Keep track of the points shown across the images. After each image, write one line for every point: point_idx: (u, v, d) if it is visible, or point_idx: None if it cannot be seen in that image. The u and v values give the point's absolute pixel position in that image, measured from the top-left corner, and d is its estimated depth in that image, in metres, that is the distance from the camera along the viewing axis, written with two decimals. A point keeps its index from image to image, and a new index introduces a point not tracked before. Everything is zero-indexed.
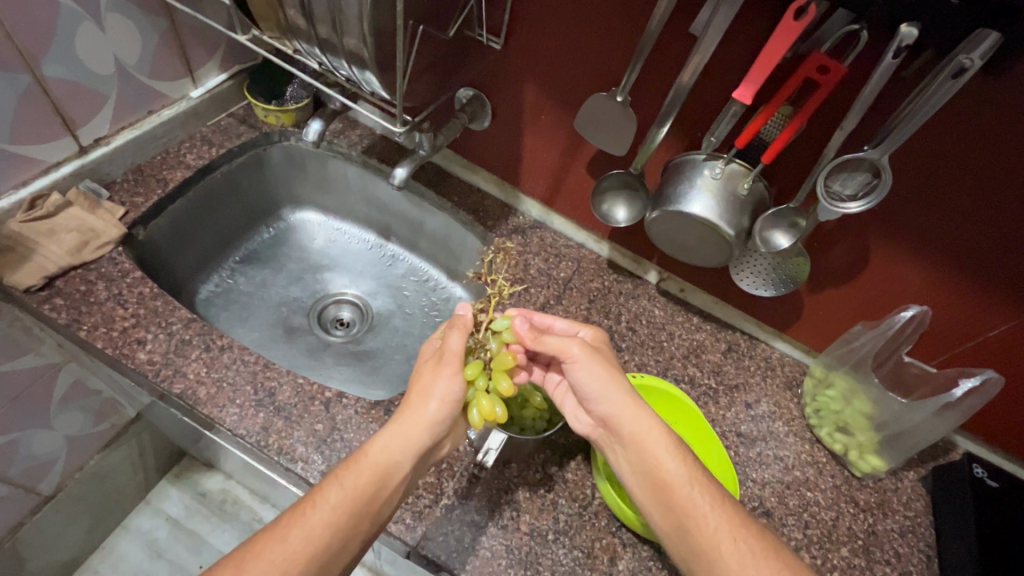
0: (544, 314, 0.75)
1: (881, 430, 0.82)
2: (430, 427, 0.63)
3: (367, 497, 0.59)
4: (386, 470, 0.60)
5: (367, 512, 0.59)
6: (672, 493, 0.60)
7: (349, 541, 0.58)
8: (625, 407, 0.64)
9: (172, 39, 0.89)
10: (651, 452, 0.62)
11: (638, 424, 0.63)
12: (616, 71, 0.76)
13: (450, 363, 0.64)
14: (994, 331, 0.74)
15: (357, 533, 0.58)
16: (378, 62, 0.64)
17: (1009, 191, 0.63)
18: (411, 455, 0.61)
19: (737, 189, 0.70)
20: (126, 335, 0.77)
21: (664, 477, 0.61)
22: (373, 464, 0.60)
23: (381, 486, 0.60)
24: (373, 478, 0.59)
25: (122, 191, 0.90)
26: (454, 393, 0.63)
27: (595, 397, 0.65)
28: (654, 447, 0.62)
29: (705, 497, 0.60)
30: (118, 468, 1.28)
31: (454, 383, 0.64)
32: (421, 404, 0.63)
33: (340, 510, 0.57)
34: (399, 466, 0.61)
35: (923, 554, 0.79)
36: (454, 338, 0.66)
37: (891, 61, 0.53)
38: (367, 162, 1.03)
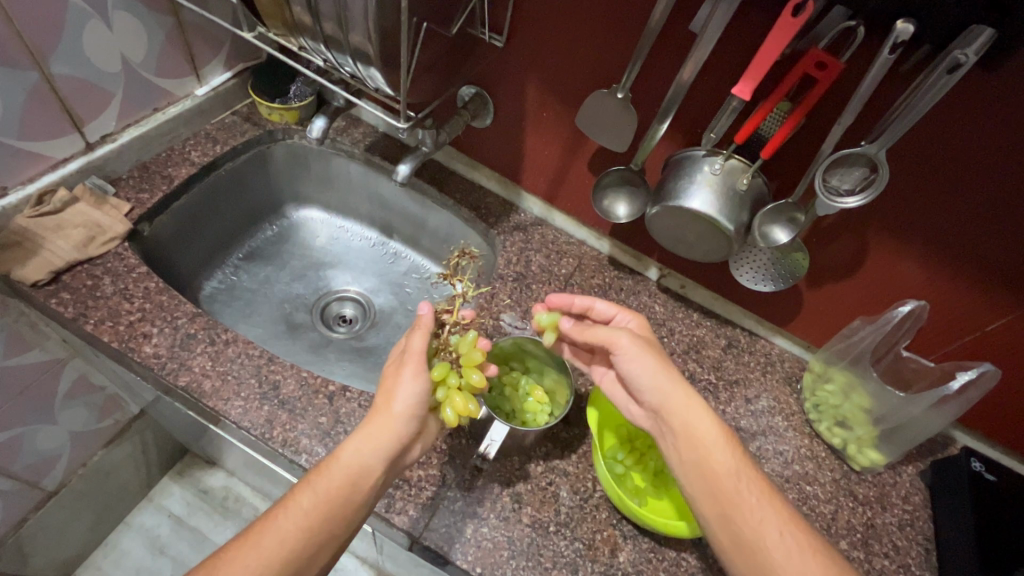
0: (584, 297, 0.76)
1: (880, 424, 0.82)
2: (395, 432, 0.63)
3: (339, 500, 0.60)
4: (356, 474, 0.61)
5: (340, 514, 0.60)
6: (723, 483, 0.62)
7: (325, 543, 0.60)
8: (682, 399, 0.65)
9: (178, 37, 0.90)
10: (704, 443, 0.63)
11: (693, 416, 0.65)
12: (617, 68, 0.77)
13: (411, 364, 0.65)
14: (992, 326, 0.75)
15: (331, 534, 0.60)
16: (382, 58, 0.65)
17: (1008, 186, 0.63)
18: (380, 458, 0.62)
19: (736, 184, 0.71)
20: (132, 329, 0.77)
21: (715, 466, 0.62)
22: (345, 467, 0.61)
23: (352, 489, 0.61)
24: (344, 482, 0.61)
25: (128, 187, 0.91)
26: (417, 393, 0.64)
27: (647, 388, 0.66)
28: (708, 439, 0.64)
29: (751, 489, 0.62)
30: (122, 464, 1.29)
31: (417, 383, 0.64)
32: (387, 407, 0.64)
33: (313, 511, 0.59)
34: (369, 470, 0.61)
35: (923, 547, 0.80)
36: (416, 338, 0.67)
37: (888, 57, 0.54)
38: (370, 160, 1.04)
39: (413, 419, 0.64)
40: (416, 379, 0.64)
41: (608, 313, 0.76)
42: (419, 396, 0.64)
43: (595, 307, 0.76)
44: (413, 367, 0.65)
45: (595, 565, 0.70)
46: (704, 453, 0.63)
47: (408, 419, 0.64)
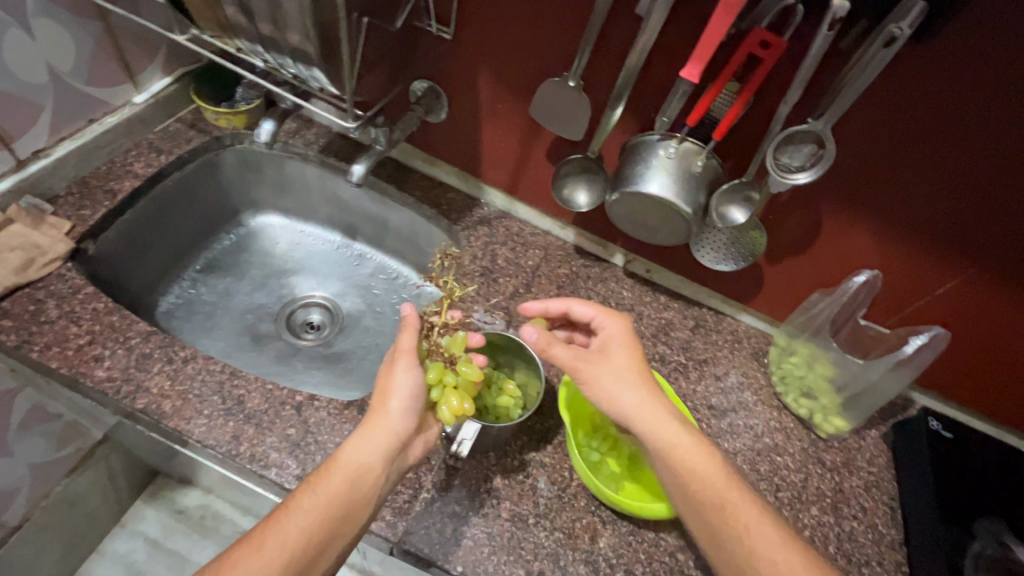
0: (560, 302, 0.78)
1: (842, 391, 0.86)
2: (392, 427, 0.64)
3: (342, 499, 0.60)
4: (357, 474, 0.61)
5: (343, 514, 0.60)
6: (710, 498, 0.62)
7: (326, 545, 0.59)
8: (645, 408, 0.65)
9: (109, 43, 0.86)
10: (679, 459, 0.63)
11: (664, 428, 0.64)
12: (567, 56, 0.76)
13: (404, 358, 0.66)
14: (941, 290, 0.78)
15: (334, 537, 0.59)
16: (324, 56, 0.62)
17: (960, 151, 0.65)
18: (381, 455, 0.63)
19: (691, 166, 0.71)
20: (81, 353, 0.74)
21: (694, 478, 0.62)
22: (345, 468, 0.61)
23: (355, 488, 0.61)
24: (345, 482, 0.61)
25: (67, 205, 0.86)
26: (412, 386, 0.65)
27: (632, 409, 0.65)
28: (686, 453, 0.64)
29: (747, 508, 0.62)
30: (90, 490, 1.24)
31: (411, 376, 0.66)
32: (383, 405, 0.65)
33: (315, 513, 0.59)
34: (371, 468, 0.62)
35: (887, 506, 0.83)
36: (405, 336, 0.68)
37: (827, 34, 0.55)
38: (326, 161, 1.01)
39: (413, 413, 0.66)
40: (412, 370, 0.66)
41: (587, 315, 0.75)
42: (418, 389, 0.66)
43: (572, 310, 0.76)
44: (407, 360, 0.66)
45: (576, 553, 0.71)
46: (682, 466, 0.63)
47: (407, 413, 0.65)
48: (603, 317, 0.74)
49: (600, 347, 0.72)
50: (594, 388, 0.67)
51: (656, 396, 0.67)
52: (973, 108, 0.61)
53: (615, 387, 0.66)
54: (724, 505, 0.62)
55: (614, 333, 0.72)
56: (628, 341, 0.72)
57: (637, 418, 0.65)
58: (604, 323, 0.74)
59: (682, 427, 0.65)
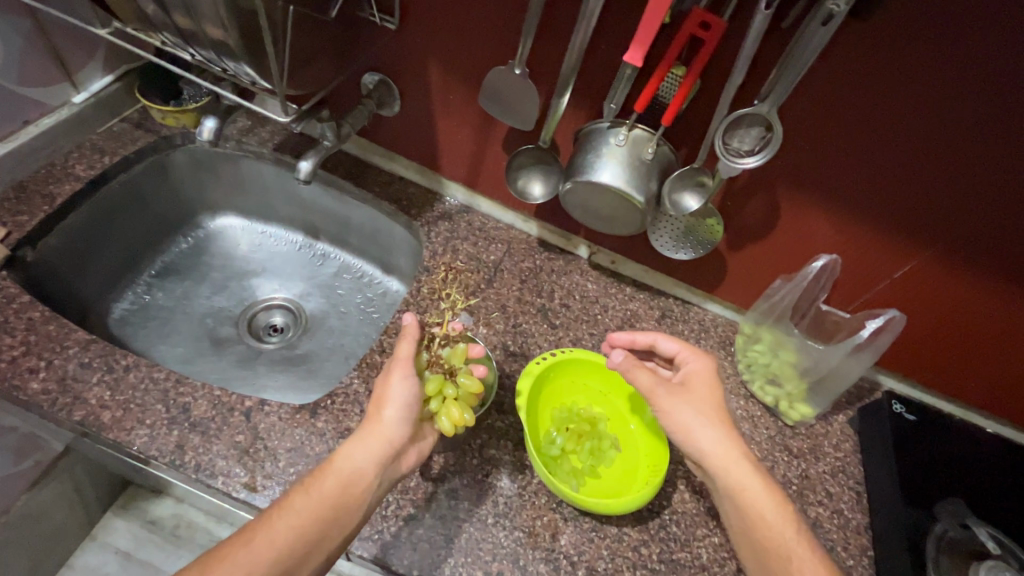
0: (646, 335, 0.78)
1: (806, 376, 0.85)
2: (387, 433, 0.62)
3: (334, 504, 0.58)
4: (348, 478, 0.60)
5: (332, 518, 0.58)
6: (779, 549, 0.62)
7: (312, 550, 0.57)
8: (724, 451, 0.65)
9: (39, 40, 0.82)
10: (748, 504, 0.64)
11: (736, 467, 0.65)
12: (514, 42, 0.74)
13: (400, 367, 0.65)
14: (901, 273, 0.77)
15: (321, 544, 0.57)
16: (249, 47, 0.60)
17: (914, 132, 0.64)
18: (373, 460, 0.61)
19: (642, 154, 0.70)
20: (15, 364, 0.71)
21: (757, 518, 0.63)
22: (339, 471, 0.60)
23: (345, 493, 0.59)
24: (338, 485, 0.59)
25: (2, 210, 0.83)
26: (407, 394, 0.64)
27: (705, 443, 0.66)
28: (756, 499, 0.64)
29: (814, 564, 0.61)
30: (54, 505, 1.21)
31: (407, 384, 0.64)
32: (379, 411, 0.63)
33: (305, 515, 0.57)
34: (365, 474, 0.60)
35: (853, 491, 0.83)
36: (403, 345, 0.67)
37: (764, 12, 0.53)
38: (281, 159, 0.98)
39: (408, 422, 0.64)
40: (408, 380, 0.64)
41: (672, 350, 0.76)
42: (413, 398, 0.64)
43: (658, 344, 0.77)
44: (403, 369, 0.65)
45: (536, 551, 0.70)
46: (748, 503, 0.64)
47: (402, 421, 0.63)
48: (687, 354, 0.74)
49: (683, 381, 0.71)
50: (672, 420, 0.67)
51: (736, 441, 0.66)
52: (925, 88, 0.60)
53: (689, 422, 0.66)
54: (790, 558, 0.61)
55: (694, 371, 0.72)
56: (710, 380, 0.71)
57: (714, 460, 0.65)
58: (687, 359, 0.74)
59: (757, 473, 0.65)
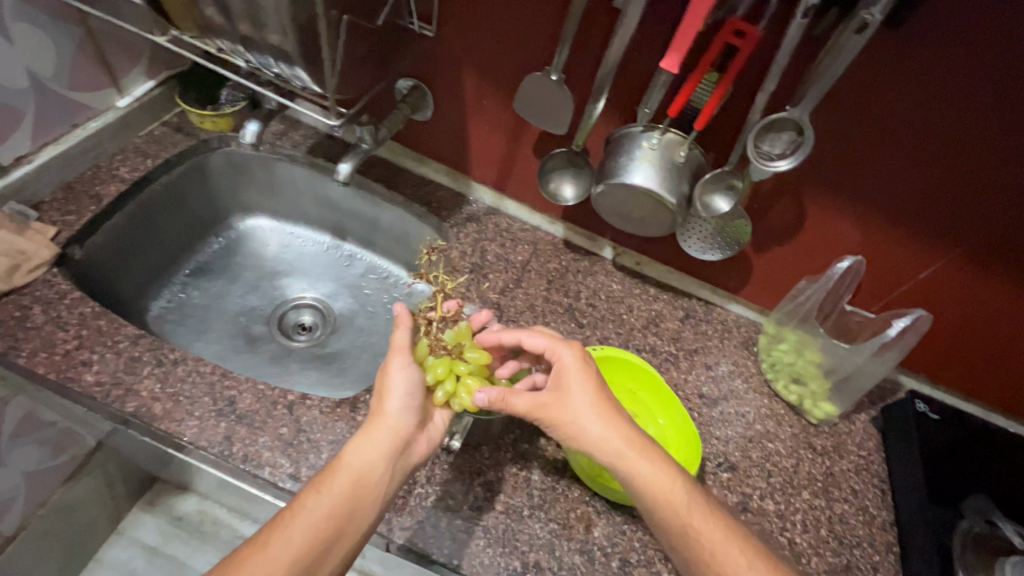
0: (514, 332, 0.73)
1: (831, 375, 0.86)
2: (393, 425, 0.64)
3: (349, 495, 0.60)
4: (360, 473, 0.61)
5: (348, 512, 0.59)
6: (679, 524, 0.61)
7: (331, 545, 0.58)
8: (605, 447, 0.63)
9: (90, 47, 0.85)
10: (639, 490, 0.62)
11: (626, 459, 0.62)
12: (550, 50, 0.76)
13: (399, 356, 0.67)
14: (924, 274, 0.79)
15: (341, 535, 0.59)
16: (304, 54, 0.63)
17: (936, 136, 0.66)
18: (382, 454, 0.63)
19: (674, 157, 0.72)
20: (69, 357, 0.74)
21: (670, 507, 0.61)
22: (350, 467, 0.61)
23: (359, 487, 0.61)
24: (351, 480, 0.61)
25: (53, 210, 0.86)
26: (410, 382, 0.67)
27: (593, 440, 0.63)
28: (648, 483, 0.62)
29: (710, 527, 0.61)
30: (86, 500, 1.24)
31: (407, 374, 0.67)
32: (382, 406, 0.66)
33: (320, 512, 0.58)
34: (377, 465, 0.62)
35: (878, 488, 0.84)
36: (399, 333, 0.68)
37: (801, 21, 0.55)
38: (314, 162, 1.01)
39: (411, 411, 0.66)
40: (406, 367, 0.67)
41: (539, 346, 0.71)
42: (416, 386, 0.67)
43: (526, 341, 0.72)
44: (401, 358, 0.67)
45: (571, 543, 0.71)
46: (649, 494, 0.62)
47: (406, 411, 0.66)
48: (554, 346, 0.69)
49: (555, 379, 0.67)
50: (557, 425, 0.64)
51: (618, 428, 0.64)
52: (947, 93, 0.62)
53: (576, 422, 0.64)
54: (689, 529, 0.61)
55: (566, 364, 0.68)
56: (582, 369, 0.67)
57: (600, 456, 0.63)
58: (556, 352, 0.69)
59: (643, 454, 0.63)
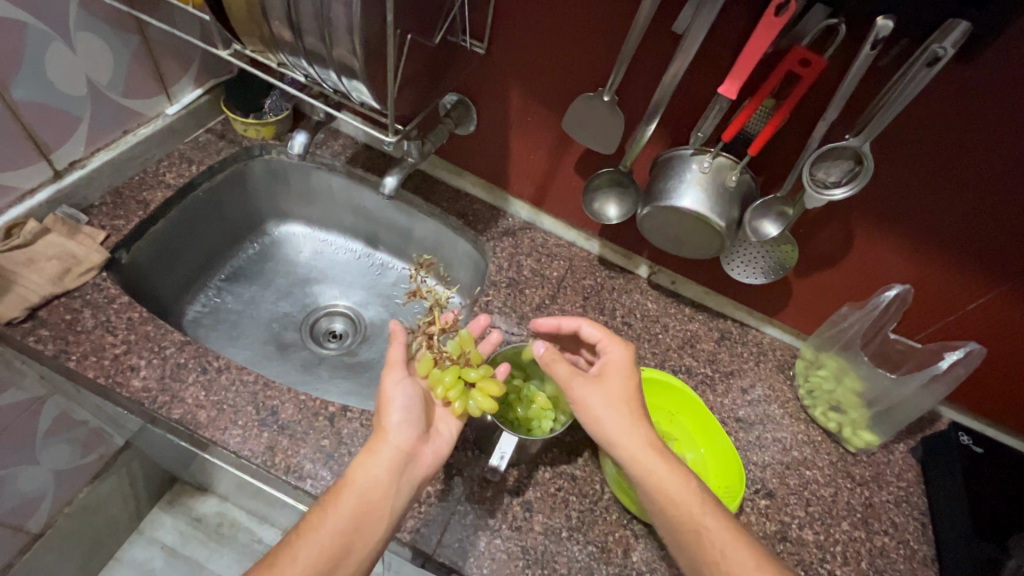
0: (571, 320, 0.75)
1: (873, 406, 0.85)
2: (396, 441, 0.62)
3: (354, 515, 0.58)
4: (364, 492, 0.59)
5: (355, 533, 0.57)
6: (688, 524, 0.60)
7: (339, 567, 0.56)
8: (627, 438, 0.63)
9: (145, 55, 0.87)
10: (654, 484, 0.62)
11: (642, 455, 0.63)
12: (602, 71, 0.77)
13: (394, 370, 0.67)
14: (971, 306, 0.78)
15: (347, 557, 0.57)
16: (368, 72, 0.63)
17: (993, 173, 0.65)
18: (386, 471, 0.60)
19: (725, 181, 0.72)
20: (118, 362, 0.75)
21: (676, 507, 0.61)
22: (354, 487, 0.59)
23: (365, 507, 0.59)
24: (355, 500, 0.59)
25: (101, 214, 0.87)
26: (409, 398, 0.66)
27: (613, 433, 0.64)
28: (662, 480, 0.62)
29: (722, 533, 0.60)
30: (109, 499, 1.24)
31: (406, 387, 0.66)
32: (385, 422, 0.64)
33: (326, 534, 0.57)
34: (380, 484, 0.60)
35: (918, 521, 0.82)
36: (393, 350, 0.68)
37: (869, 53, 0.56)
38: (352, 171, 1.02)
39: (411, 424, 0.64)
40: (406, 381, 0.67)
41: (594, 337, 0.73)
42: (412, 399, 0.66)
43: (582, 330, 0.74)
44: (396, 372, 0.67)
45: (609, 566, 0.71)
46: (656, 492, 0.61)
47: (406, 425, 0.64)
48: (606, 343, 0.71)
49: (599, 370, 0.69)
50: (585, 412, 0.66)
51: (644, 424, 0.65)
52: (1009, 128, 0.61)
53: (602, 412, 0.65)
54: (699, 530, 0.60)
55: (614, 361, 0.69)
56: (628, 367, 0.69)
57: (617, 447, 0.64)
58: (607, 349, 0.71)
59: (662, 452, 0.63)
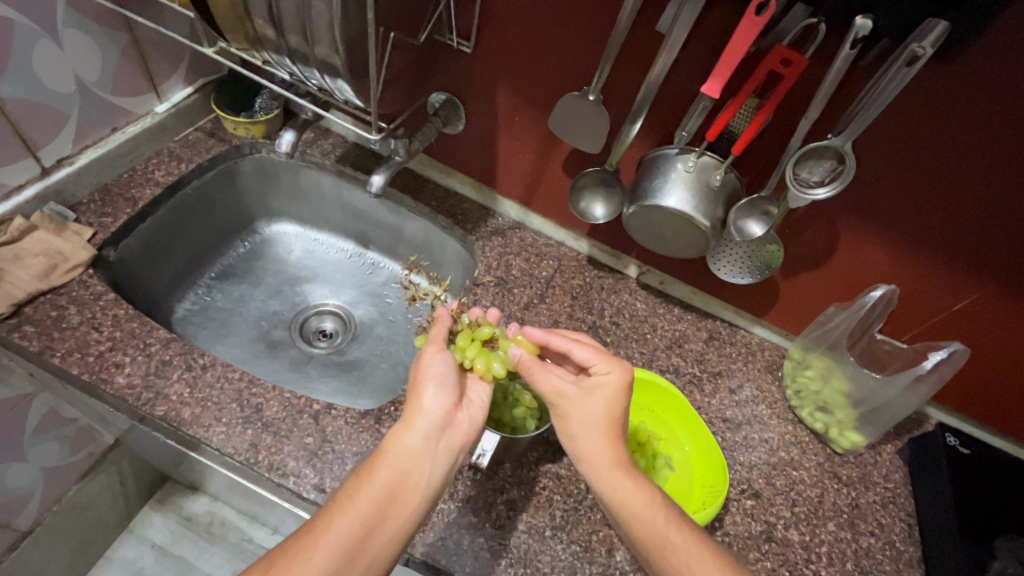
0: (563, 339, 0.67)
1: (859, 406, 0.84)
2: (432, 411, 0.61)
3: (390, 486, 0.57)
4: (403, 462, 0.58)
5: (395, 502, 0.56)
6: (655, 539, 0.59)
7: (381, 534, 0.55)
8: (600, 453, 0.62)
9: (133, 53, 0.87)
10: (619, 499, 0.61)
11: (611, 474, 0.61)
12: (587, 70, 0.77)
13: (433, 346, 0.66)
14: (958, 306, 0.78)
15: (385, 526, 0.55)
16: (351, 70, 0.64)
17: (987, 170, 0.65)
18: (424, 440, 0.59)
19: (710, 180, 0.72)
20: (102, 359, 0.75)
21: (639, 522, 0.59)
22: (391, 457, 0.58)
23: (404, 476, 0.57)
24: (393, 469, 0.57)
25: (89, 212, 0.87)
26: (446, 368, 0.64)
27: (583, 449, 0.63)
28: (629, 498, 0.60)
29: (689, 546, 0.59)
30: (98, 497, 1.24)
31: (444, 359, 0.65)
32: (420, 394, 0.63)
33: (365, 503, 0.55)
34: (416, 454, 0.58)
35: (905, 523, 0.82)
36: (435, 329, 0.69)
37: (849, 52, 0.56)
38: (342, 170, 1.02)
39: (445, 391, 0.63)
40: (444, 353, 0.66)
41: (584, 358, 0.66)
42: (448, 369, 0.65)
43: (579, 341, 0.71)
44: (436, 347, 0.66)
45: (592, 566, 0.70)
46: (621, 507, 0.60)
47: (440, 394, 0.63)
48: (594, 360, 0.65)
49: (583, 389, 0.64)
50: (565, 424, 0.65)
51: (611, 444, 0.62)
52: (994, 125, 0.61)
53: (581, 428, 0.63)
54: (666, 546, 0.59)
55: (600, 382, 0.64)
56: (619, 392, 0.64)
57: (588, 462, 0.62)
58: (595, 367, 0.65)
59: (626, 471, 0.62)
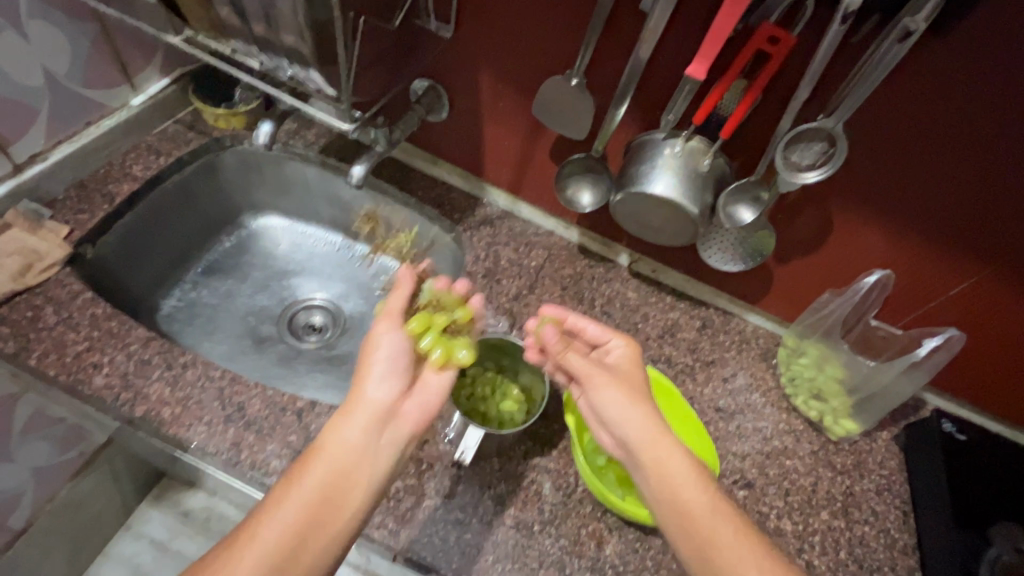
0: (578, 317, 0.73)
1: (855, 393, 0.84)
2: (373, 400, 0.60)
3: (324, 487, 0.56)
4: (339, 459, 0.57)
5: (332, 499, 0.56)
6: (695, 518, 0.58)
7: (318, 536, 0.54)
8: (640, 427, 0.63)
9: (104, 44, 0.85)
10: (666, 475, 0.61)
11: (664, 449, 0.62)
12: (571, 53, 0.74)
13: (384, 322, 0.65)
14: (956, 290, 0.76)
15: (321, 528, 0.54)
16: (319, 57, 0.62)
17: (980, 152, 0.63)
18: (362, 432, 0.59)
19: (698, 165, 0.70)
20: (80, 359, 0.73)
21: (679, 500, 0.59)
22: (327, 455, 0.57)
23: (342, 474, 0.57)
24: (329, 467, 0.57)
25: (65, 209, 0.86)
26: (397, 348, 0.64)
27: (619, 423, 0.65)
28: (673, 471, 0.61)
29: (728, 522, 0.58)
30: (93, 494, 1.23)
31: (396, 338, 0.64)
32: (362, 385, 0.61)
33: (296, 505, 0.55)
34: (355, 448, 0.58)
35: (900, 510, 0.81)
36: (393, 299, 0.67)
37: (839, 28, 0.54)
38: (326, 162, 0.99)
39: (393, 379, 0.62)
40: (394, 332, 0.64)
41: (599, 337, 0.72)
42: (399, 349, 0.64)
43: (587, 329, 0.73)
44: (387, 324, 0.65)
45: (581, 560, 0.70)
46: (666, 484, 0.60)
47: (385, 382, 0.62)
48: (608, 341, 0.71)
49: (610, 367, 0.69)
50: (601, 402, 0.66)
51: (650, 418, 0.64)
52: (986, 103, 0.59)
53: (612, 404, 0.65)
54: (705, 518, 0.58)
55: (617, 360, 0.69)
56: (636, 365, 0.69)
57: (633, 437, 0.63)
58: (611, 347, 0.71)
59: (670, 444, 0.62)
